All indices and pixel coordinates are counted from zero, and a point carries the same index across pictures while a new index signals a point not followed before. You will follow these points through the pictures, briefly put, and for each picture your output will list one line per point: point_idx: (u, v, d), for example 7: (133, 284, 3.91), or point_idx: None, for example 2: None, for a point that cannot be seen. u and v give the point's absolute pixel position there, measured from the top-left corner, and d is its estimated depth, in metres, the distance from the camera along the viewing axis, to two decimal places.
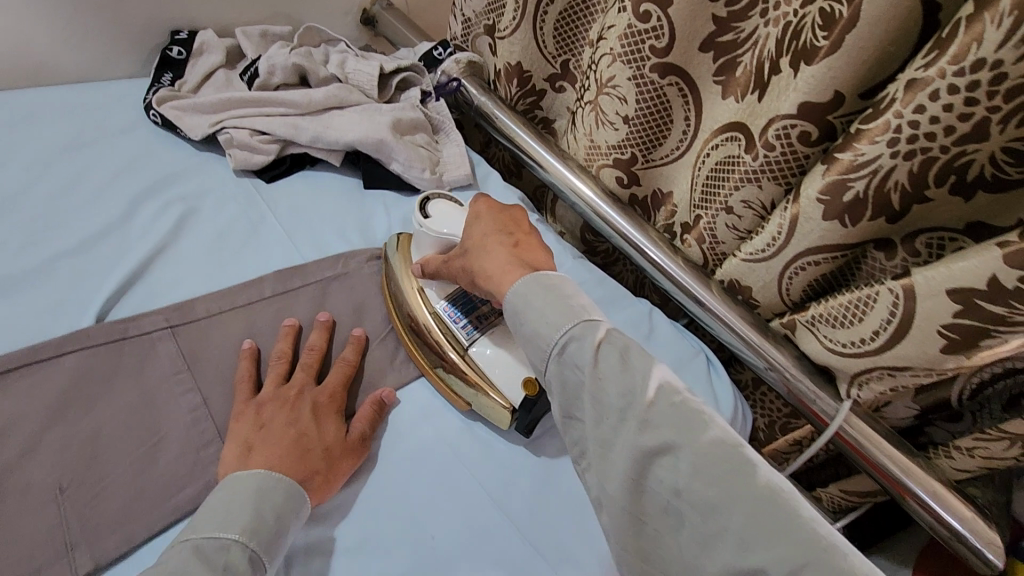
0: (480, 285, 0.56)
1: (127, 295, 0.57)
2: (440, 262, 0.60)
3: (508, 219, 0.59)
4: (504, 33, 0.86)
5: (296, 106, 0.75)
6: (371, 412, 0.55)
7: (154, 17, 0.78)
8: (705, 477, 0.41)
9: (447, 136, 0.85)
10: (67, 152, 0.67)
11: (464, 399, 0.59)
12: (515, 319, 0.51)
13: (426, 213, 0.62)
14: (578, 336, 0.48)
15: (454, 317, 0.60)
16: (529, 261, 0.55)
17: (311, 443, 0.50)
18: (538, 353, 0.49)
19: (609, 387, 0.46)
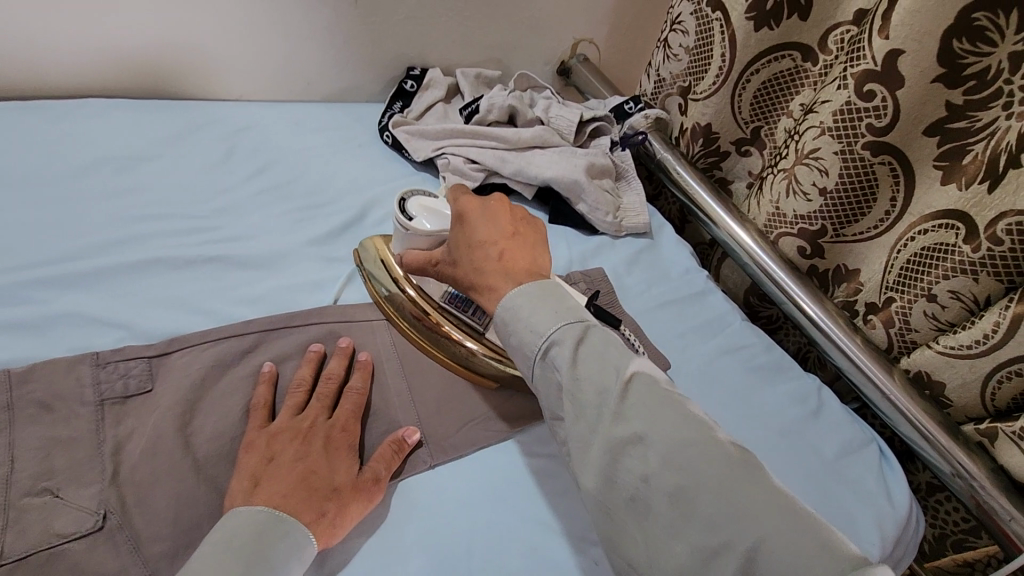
0: (471, 296, 0.53)
1: (357, 285, 0.66)
2: (424, 259, 0.58)
3: (490, 218, 0.54)
4: (700, 96, 0.90)
5: (506, 140, 0.83)
6: (388, 453, 0.51)
7: (397, 54, 0.91)
8: (671, 462, 0.39)
9: (629, 184, 0.90)
10: (317, 159, 0.79)
11: (491, 377, 0.60)
12: (548, 354, 0.45)
13: (409, 214, 0.61)
14: (559, 340, 0.45)
15: (462, 305, 0.63)
16: (519, 268, 0.50)
17: (319, 480, 0.46)
18: (523, 351, 0.47)
19: (591, 386, 0.43)
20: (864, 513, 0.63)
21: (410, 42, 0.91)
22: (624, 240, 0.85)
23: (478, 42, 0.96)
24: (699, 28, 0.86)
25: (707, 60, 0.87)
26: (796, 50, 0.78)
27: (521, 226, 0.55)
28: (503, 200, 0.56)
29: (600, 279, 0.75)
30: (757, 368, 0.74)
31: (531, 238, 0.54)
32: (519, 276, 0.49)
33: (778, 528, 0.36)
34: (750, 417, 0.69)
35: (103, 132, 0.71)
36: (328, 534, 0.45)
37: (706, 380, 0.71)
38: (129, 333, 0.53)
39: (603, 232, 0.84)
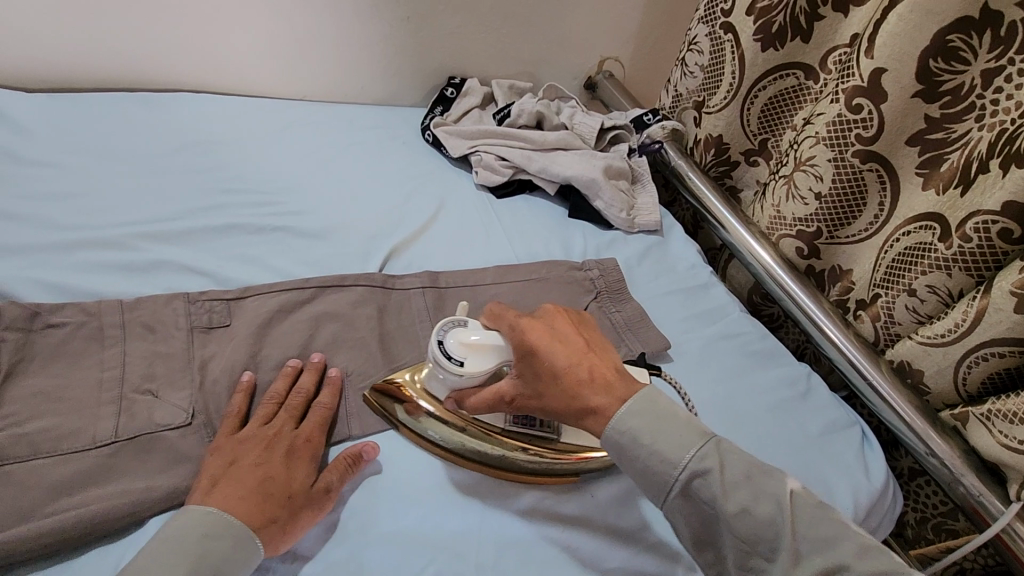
0: (567, 420, 0.52)
1: (397, 257, 0.76)
2: (495, 399, 0.55)
3: (559, 340, 0.54)
4: (713, 109, 0.98)
5: (533, 142, 0.93)
6: (339, 463, 0.53)
7: (441, 65, 1.02)
8: (828, 550, 0.44)
9: (644, 186, 0.98)
10: (368, 152, 0.90)
11: (572, 472, 0.59)
12: (633, 450, 0.49)
13: (455, 358, 0.56)
14: (699, 471, 0.47)
15: (526, 421, 0.60)
16: (611, 382, 0.52)
17: (273, 489, 0.48)
18: (623, 458, 0.49)
19: (708, 485, 0.47)
20: (841, 483, 0.69)
21: (453, 55, 1.02)
22: (636, 236, 0.93)
23: (514, 57, 1.07)
24: (713, 48, 0.95)
25: (719, 77, 0.96)
26: (798, 69, 0.87)
27: (586, 334, 0.56)
28: (556, 312, 0.57)
29: (610, 267, 0.84)
30: (751, 353, 0.81)
31: (597, 348, 0.55)
32: (629, 395, 0.51)
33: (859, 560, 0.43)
34: (740, 394, 0.76)
35: (191, 118, 0.83)
36: (275, 540, 0.47)
37: (703, 360, 0.79)
38: (211, 280, 0.65)
39: (617, 227, 0.93)
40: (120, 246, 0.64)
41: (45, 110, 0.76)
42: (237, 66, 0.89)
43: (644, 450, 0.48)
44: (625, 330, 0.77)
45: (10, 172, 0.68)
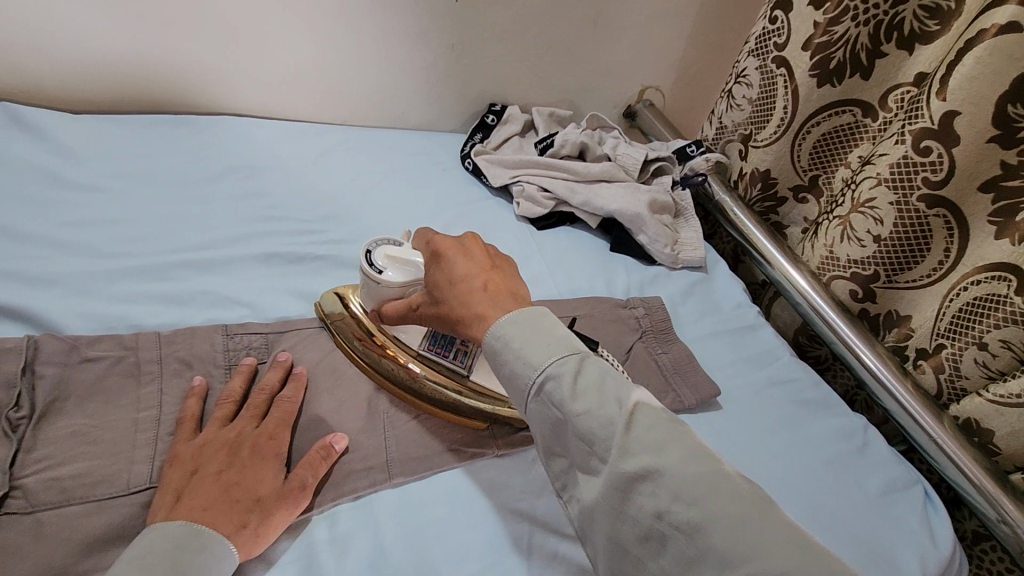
0: (456, 328, 0.50)
1: None
2: (404, 306, 0.56)
3: (467, 253, 0.52)
4: (762, 143, 0.95)
5: (576, 173, 0.91)
6: (319, 463, 0.51)
7: (482, 93, 1.01)
8: (685, 495, 0.37)
9: (687, 220, 0.95)
10: (407, 179, 0.88)
11: (480, 416, 0.59)
12: (517, 359, 0.45)
13: (375, 265, 0.58)
14: (554, 372, 0.43)
15: (440, 350, 0.61)
16: (507, 300, 0.48)
17: (239, 496, 0.45)
18: (519, 388, 0.44)
19: (589, 419, 0.41)
20: (906, 548, 0.64)
21: (495, 82, 1.00)
22: (679, 272, 0.90)
23: (555, 85, 1.05)
24: (763, 82, 0.93)
25: (770, 112, 0.93)
26: (856, 107, 0.84)
27: (503, 265, 0.52)
28: (474, 240, 0.53)
29: (656, 305, 0.80)
30: (804, 401, 0.77)
31: (508, 271, 0.52)
32: (512, 310, 0.47)
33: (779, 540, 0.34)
34: (793, 446, 0.72)
35: (230, 141, 0.81)
36: (249, 543, 0.45)
37: (753, 407, 0.75)
38: (251, 313, 0.63)
39: (661, 262, 0.90)
40: (159, 276, 0.63)
41: (87, 130, 0.75)
42: (278, 90, 0.88)
43: (535, 377, 0.43)
44: (673, 374, 0.73)
45: (49, 194, 0.66)
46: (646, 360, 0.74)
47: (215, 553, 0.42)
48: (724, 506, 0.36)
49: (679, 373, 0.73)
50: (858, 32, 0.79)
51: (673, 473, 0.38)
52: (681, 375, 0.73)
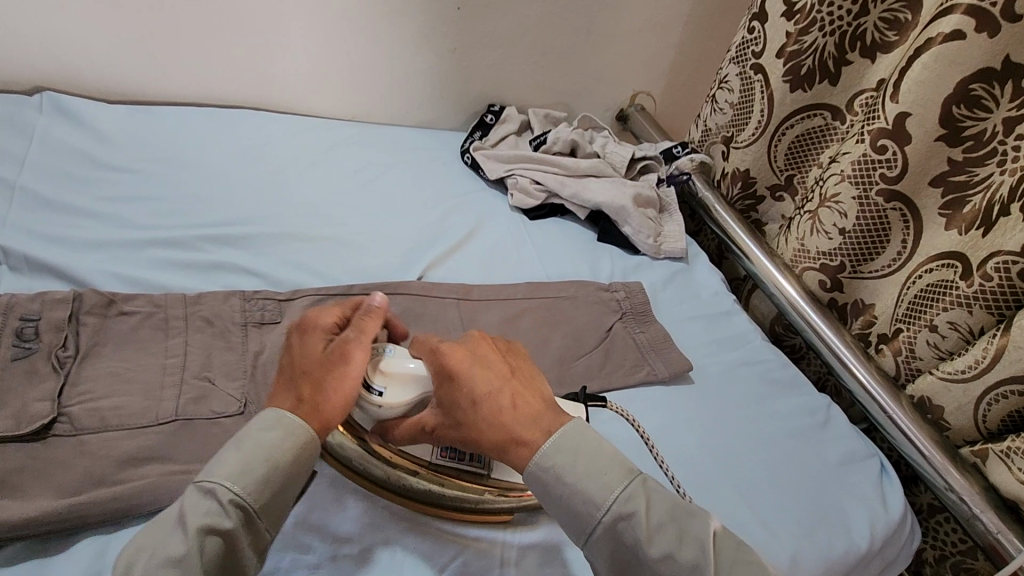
0: (490, 452, 0.53)
1: (435, 268, 0.81)
2: (417, 429, 0.57)
3: (483, 364, 0.55)
4: (741, 144, 1.02)
5: (566, 168, 0.98)
6: (369, 325, 0.57)
7: (482, 94, 1.08)
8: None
9: (670, 215, 1.01)
10: (410, 170, 0.95)
11: (507, 509, 0.58)
12: (579, 499, 0.48)
13: (373, 389, 0.56)
14: (625, 512, 0.47)
15: (454, 454, 0.59)
16: (535, 413, 0.53)
17: (296, 374, 0.53)
18: (585, 526, 0.48)
19: (671, 562, 0.46)
20: (858, 512, 0.70)
21: (493, 84, 1.08)
22: (661, 262, 0.96)
23: (550, 88, 1.13)
24: (742, 88, 1.00)
25: (748, 115, 1.00)
26: (825, 111, 0.90)
27: (516, 369, 0.56)
28: (482, 346, 0.57)
29: (636, 289, 0.87)
30: (771, 380, 0.83)
31: (526, 374, 0.57)
32: (546, 429, 0.52)
33: None
34: (760, 419, 0.78)
35: (249, 132, 0.89)
36: (313, 408, 0.51)
37: (724, 384, 0.81)
38: (265, 281, 0.70)
39: (644, 252, 0.96)
40: (186, 247, 0.70)
41: (122, 120, 0.83)
42: (293, 88, 0.95)
43: (603, 507, 0.48)
44: (649, 350, 0.79)
45: (90, 175, 0.74)
46: (622, 338, 0.80)
47: (298, 434, 0.49)
48: None
49: (652, 351, 0.79)
50: (825, 41, 0.86)
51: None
52: (652, 353, 0.79)
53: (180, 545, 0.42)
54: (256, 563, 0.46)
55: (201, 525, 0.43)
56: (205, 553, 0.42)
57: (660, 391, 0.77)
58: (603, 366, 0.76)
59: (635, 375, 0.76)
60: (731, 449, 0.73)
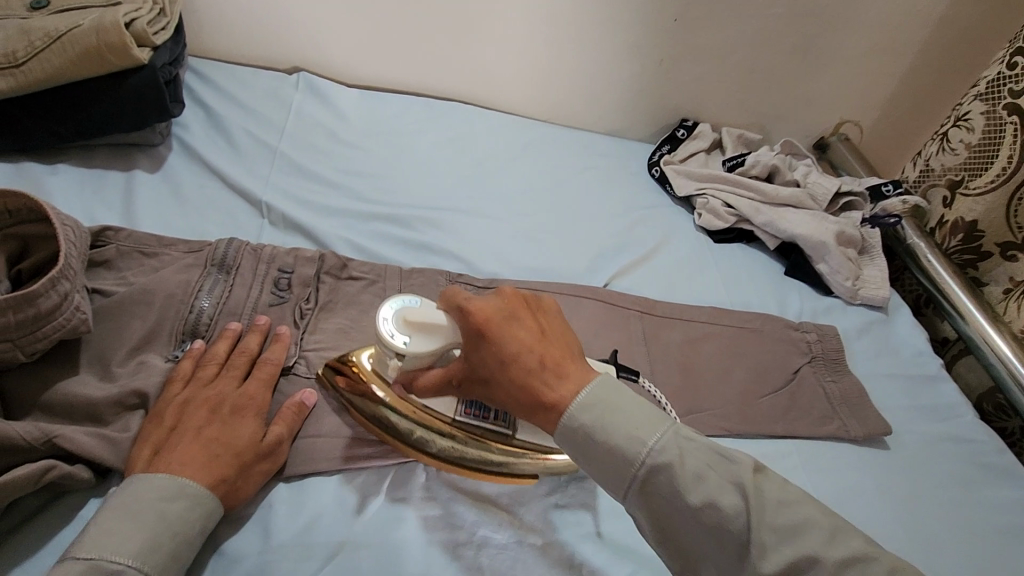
0: (518, 413, 0.46)
1: (619, 279, 0.81)
2: (443, 379, 0.51)
3: (515, 321, 0.47)
4: (972, 192, 0.91)
5: (762, 195, 0.92)
6: (288, 416, 0.52)
7: (677, 108, 1.06)
8: None
9: (871, 259, 0.92)
10: (599, 175, 0.96)
11: (530, 473, 0.54)
12: (588, 446, 0.42)
13: (397, 338, 0.51)
14: (661, 462, 0.40)
15: (478, 412, 0.55)
16: (565, 367, 0.45)
17: (220, 451, 0.47)
18: (617, 477, 0.41)
19: (717, 511, 0.39)
20: None
21: (691, 100, 1.05)
22: (855, 308, 0.88)
23: (749, 108, 1.07)
24: (988, 128, 0.88)
25: (989, 159, 0.88)
26: None
27: (552, 326, 0.48)
28: (511, 295, 0.49)
29: (830, 333, 0.80)
30: (986, 464, 0.73)
31: (560, 334, 0.49)
32: (583, 385, 0.44)
33: None
34: (970, 505, 0.68)
35: (458, 122, 0.95)
36: (231, 495, 0.47)
37: (925, 456, 0.72)
38: (467, 268, 0.75)
39: (838, 294, 0.88)
40: (402, 223, 0.76)
41: (355, 102, 0.91)
42: (500, 86, 0.99)
43: (639, 459, 0.40)
44: (841, 403, 0.73)
45: (330, 148, 0.82)
46: (808, 384, 0.74)
47: (211, 513, 0.45)
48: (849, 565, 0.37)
49: (843, 404, 0.73)
50: None
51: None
52: (844, 408, 0.73)
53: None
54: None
55: None
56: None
57: (850, 449, 0.70)
58: (789, 410, 0.72)
59: (823, 427, 0.71)
60: (929, 531, 0.65)
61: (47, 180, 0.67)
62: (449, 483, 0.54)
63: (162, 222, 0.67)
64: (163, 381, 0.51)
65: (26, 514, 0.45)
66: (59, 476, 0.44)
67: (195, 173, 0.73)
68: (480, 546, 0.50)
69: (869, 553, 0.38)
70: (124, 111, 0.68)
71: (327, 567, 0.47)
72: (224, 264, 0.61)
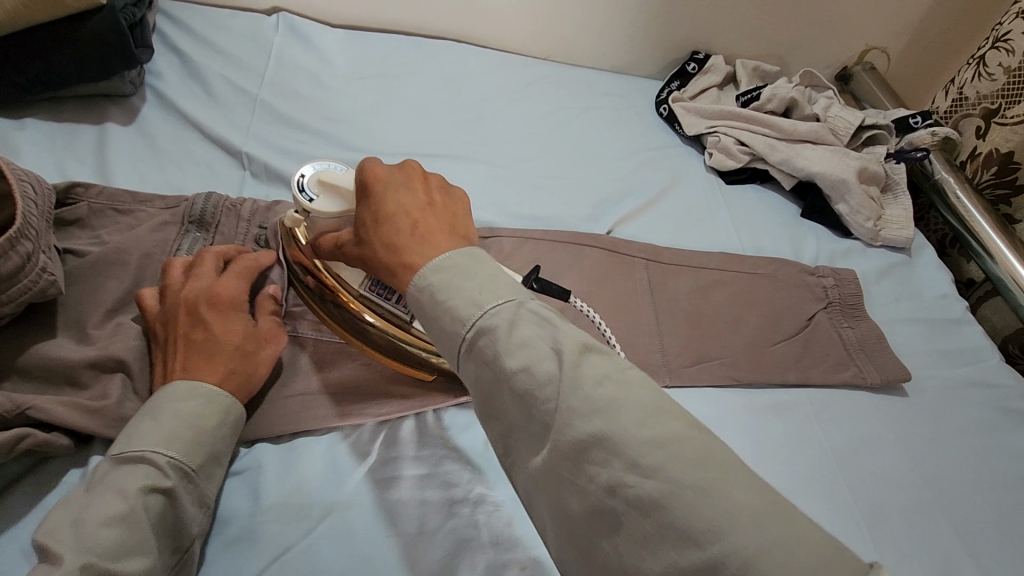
0: (383, 275, 0.46)
1: (624, 225, 0.77)
2: (333, 245, 0.50)
3: (404, 187, 0.47)
4: (1009, 121, 0.84)
5: (779, 130, 0.85)
6: (270, 304, 0.53)
7: (687, 40, 0.98)
8: (643, 466, 0.32)
9: (895, 197, 0.86)
10: (602, 116, 0.90)
11: (430, 366, 0.54)
12: (430, 310, 0.40)
13: (308, 193, 0.53)
14: (492, 327, 0.37)
15: (384, 292, 0.53)
16: (437, 233, 0.44)
17: (218, 347, 0.47)
18: (455, 343, 0.39)
19: (529, 377, 0.35)
20: None
21: (703, 29, 0.97)
22: (876, 251, 0.83)
23: (766, 37, 0.99)
24: None
25: None
26: None
27: (445, 206, 0.47)
28: (411, 168, 0.48)
29: (848, 276, 0.75)
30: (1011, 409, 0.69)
31: (453, 209, 0.47)
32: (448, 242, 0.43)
33: (748, 499, 0.30)
34: (992, 451, 0.66)
35: (451, 62, 0.89)
36: (248, 383, 0.48)
37: (947, 403, 0.69)
38: None
39: (857, 236, 0.83)
40: None
41: (340, 43, 0.85)
42: (495, 22, 0.92)
43: (469, 321, 0.38)
44: (857, 349, 0.70)
45: (312, 94, 0.77)
46: (824, 331, 0.71)
47: (230, 406, 0.46)
48: (676, 464, 0.31)
49: (860, 350, 0.70)
50: None
51: (683, 512, 0.30)
52: (860, 354, 0.69)
53: (117, 503, 0.38)
54: (199, 520, 0.43)
55: (142, 488, 0.40)
56: (148, 511, 0.39)
57: (867, 397, 0.67)
58: (802, 357, 0.68)
59: (837, 375, 0.68)
60: (946, 478, 0.63)
61: (15, 135, 0.64)
62: (444, 440, 0.52)
63: (138, 177, 0.64)
64: (141, 346, 0.49)
65: (8, 480, 0.44)
66: (36, 444, 0.43)
67: (171, 124, 0.69)
68: (476, 504, 0.49)
69: (684, 438, 0.32)
70: (88, 58, 0.64)
71: (319, 528, 0.46)
72: (203, 221, 0.58)
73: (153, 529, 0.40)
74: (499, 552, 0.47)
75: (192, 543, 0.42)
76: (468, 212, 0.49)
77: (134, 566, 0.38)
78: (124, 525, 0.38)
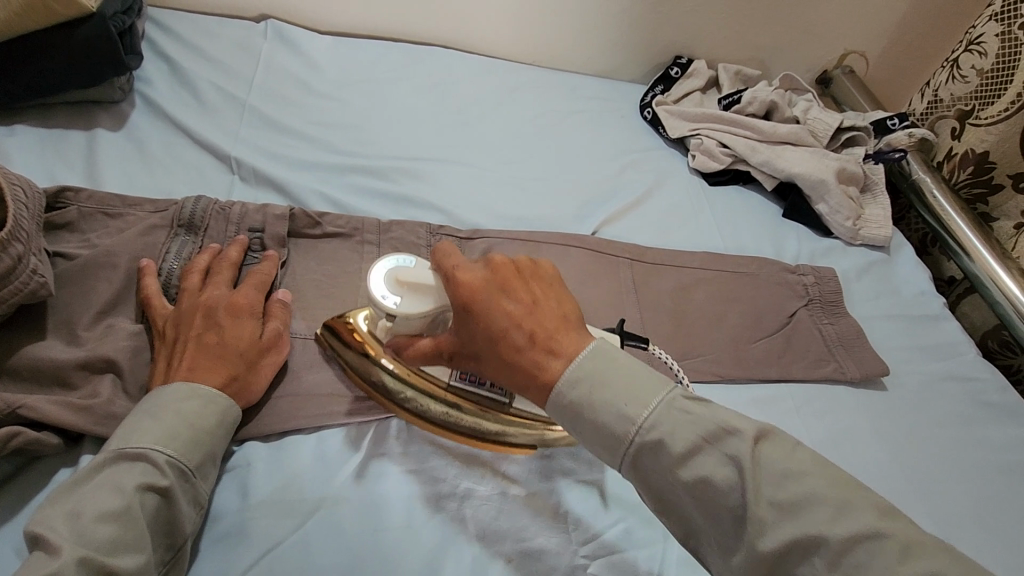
0: (515, 390, 0.45)
1: (610, 225, 0.79)
2: (432, 351, 0.48)
3: (505, 295, 0.44)
4: (983, 122, 0.87)
5: (760, 132, 0.87)
6: (279, 309, 0.54)
7: (670, 45, 1.00)
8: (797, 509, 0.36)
9: (874, 197, 0.88)
10: (587, 119, 0.92)
11: (529, 443, 0.53)
12: (576, 413, 0.41)
13: (388, 299, 0.50)
14: (622, 401, 0.40)
15: (474, 378, 0.52)
16: (559, 343, 0.43)
17: (223, 349, 0.48)
18: (580, 413, 0.41)
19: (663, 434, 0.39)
20: None
21: (685, 34, 0.99)
22: (856, 249, 0.85)
23: (747, 42, 1.01)
24: (1001, 52, 0.83)
25: (1002, 86, 0.84)
26: None
27: (552, 303, 0.45)
28: (500, 267, 0.45)
29: (828, 275, 0.77)
30: (987, 402, 0.71)
31: (557, 299, 0.45)
32: (568, 352, 0.42)
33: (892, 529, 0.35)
34: (968, 443, 0.67)
35: (437, 68, 0.90)
36: (247, 390, 0.49)
37: (925, 396, 0.71)
38: (449, 219, 0.72)
39: (837, 235, 0.85)
40: (379, 175, 0.73)
41: (329, 50, 0.86)
42: (481, 28, 0.94)
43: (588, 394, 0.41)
44: (838, 345, 0.71)
45: (301, 100, 0.78)
46: (805, 327, 0.72)
47: (227, 409, 0.47)
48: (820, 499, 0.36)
49: (840, 346, 0.71)
50: None
51: (828, 540, 0.34)
52: (840, 350, 0.71)
53: (113, 498, 0.39)
54: (193, 520, 0.44)
55: (138, 485, 0.41)
56: (144, 508, 0.40)
57: (847, 391, 0.69)
58: (784, 353, 0.70)
59: (818, 370, 0.69)
60: (924, 469, 0.64)
61: (6, 141, 0.64)
62: (431, 437, 0.53)
63: (128, 182, 0.64)
64: (130, 347, 0.50)
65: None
66: (26, 443, 0.43)
67: (161, 130, 0.70)
68: (463, 498, 0.50)
69: (823, 477, 0.37)
70: (79, 65, 0.64)
71: (307, 525, 0.46)
72: (192, 225, 0.58)
73: (148, 526, 0.40)
74: (486, 545, 0.48)
75: (185, 542, 0.43)
76: (571, 297, 0.47)
77: (131, 561, 0.38)
78: (119, 520, 0.39)
